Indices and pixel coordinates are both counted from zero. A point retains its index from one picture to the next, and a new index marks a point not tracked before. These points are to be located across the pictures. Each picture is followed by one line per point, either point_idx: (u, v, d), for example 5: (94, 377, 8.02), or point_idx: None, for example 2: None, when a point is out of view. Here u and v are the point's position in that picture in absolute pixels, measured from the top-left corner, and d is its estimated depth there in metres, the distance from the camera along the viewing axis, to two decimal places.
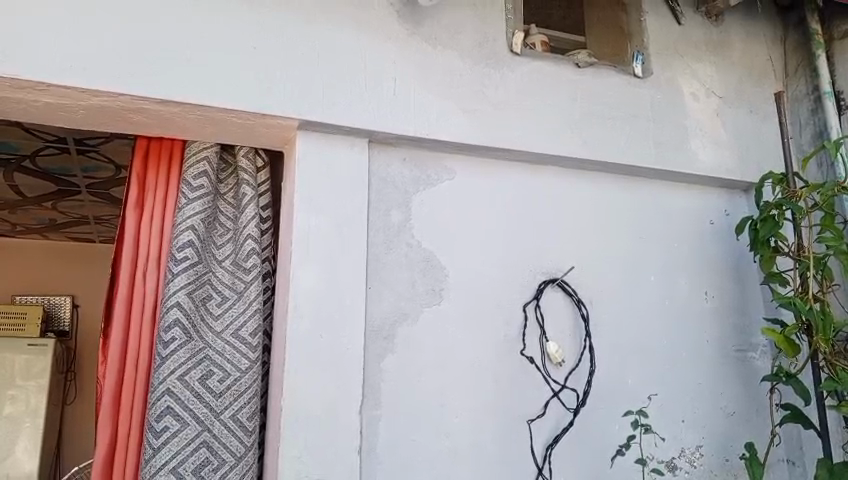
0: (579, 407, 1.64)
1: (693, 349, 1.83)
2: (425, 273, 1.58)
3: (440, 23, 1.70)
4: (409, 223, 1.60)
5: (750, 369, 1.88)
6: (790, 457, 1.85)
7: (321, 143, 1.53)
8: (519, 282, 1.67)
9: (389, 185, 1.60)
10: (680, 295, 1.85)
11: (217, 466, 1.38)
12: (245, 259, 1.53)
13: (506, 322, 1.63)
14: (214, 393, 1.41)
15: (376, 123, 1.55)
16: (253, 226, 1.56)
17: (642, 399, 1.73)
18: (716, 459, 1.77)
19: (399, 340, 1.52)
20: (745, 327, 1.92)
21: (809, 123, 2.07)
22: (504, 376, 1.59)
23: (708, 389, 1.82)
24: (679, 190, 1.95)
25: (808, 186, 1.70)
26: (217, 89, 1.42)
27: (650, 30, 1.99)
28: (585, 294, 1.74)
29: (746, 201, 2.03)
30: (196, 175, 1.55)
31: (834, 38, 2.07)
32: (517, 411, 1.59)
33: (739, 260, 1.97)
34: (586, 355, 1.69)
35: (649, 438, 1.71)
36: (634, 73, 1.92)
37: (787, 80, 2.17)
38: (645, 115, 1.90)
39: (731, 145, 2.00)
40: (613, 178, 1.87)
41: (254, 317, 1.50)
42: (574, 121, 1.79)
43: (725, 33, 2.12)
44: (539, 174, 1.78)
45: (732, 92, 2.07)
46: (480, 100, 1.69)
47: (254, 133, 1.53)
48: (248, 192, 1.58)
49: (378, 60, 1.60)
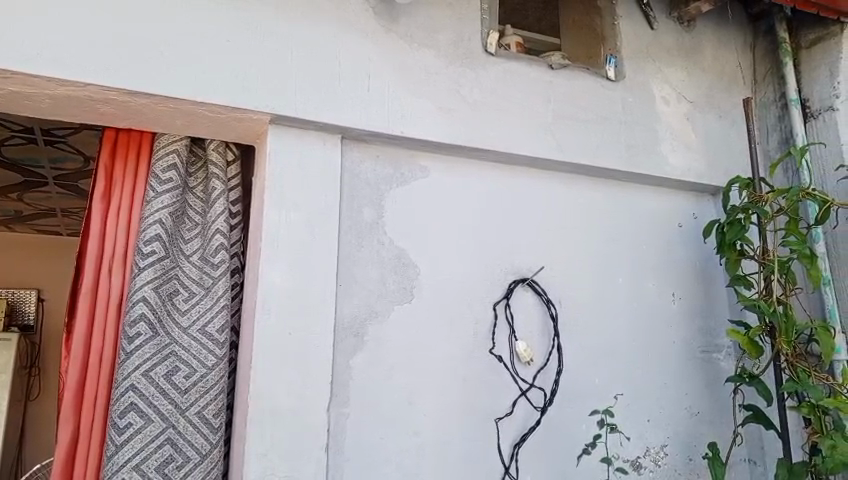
0: (547, 406, 1.65)
1: (659, 350, 1.85)
2: (396, 271, 1.58)
3: (416, 21, 1.70)
4: (381, 221, 1.59)
5: (714, 369, 1.92)
6: (751, 457, 1.90)
7: (293, 139, 1.52)
8: (490, 282, 1.68)
9: (362, 182, 1.59)
10: (649, 297, 1.88)
11: (181, 464, 1.36)
12: (213, 254, 1.51)
13: (476, 321, 1.64)
14: (180, 389, 1.39)
15: (349, 120, 1.54)
16: (222, 221, 1.54)
17: (608, 399, 1.75)
18: (680, 458, 1.80)
19: (369, 338, 1.51)
20: (710, 329, 1.95)
21: (776, 129, 2.13)
22: (473, 375, 1.60)
23: (674, 390, 1.84)
24: (649, 193, 1.97)
25: (774, 191, 1.73)
26: (189, 82, 1.40)
27: (624, 35, 2.00)
28: (556, 294, 1.75)
29: (714, 205, 2.06)
30: (165, 168, 1.52)
31: (801, 47, 2.11)
32: (486, 410, 1.59)
33: (705, 263, 2.00)
34: (554, 355, 1.70)
35: (615, 437, 1.73)
36: (607, 76, 1.94)
37: (757, 86, 2.21)
38: (617, 118, 1.92)
39: (701, 150, 2.03)
40: (585, 180, 1.88)
41: (222, 313, 1.48)
42: (548, 122, 1.80)
43: (697, 39, 2.15)
44: (512, 174, 1.79)
45: (703, 97, 2.10)
46: (454, 100, 1.69)
47: (225, 127, 1.51)
48: (218, 187, 1.57)
49: (353, 57, 1.59)
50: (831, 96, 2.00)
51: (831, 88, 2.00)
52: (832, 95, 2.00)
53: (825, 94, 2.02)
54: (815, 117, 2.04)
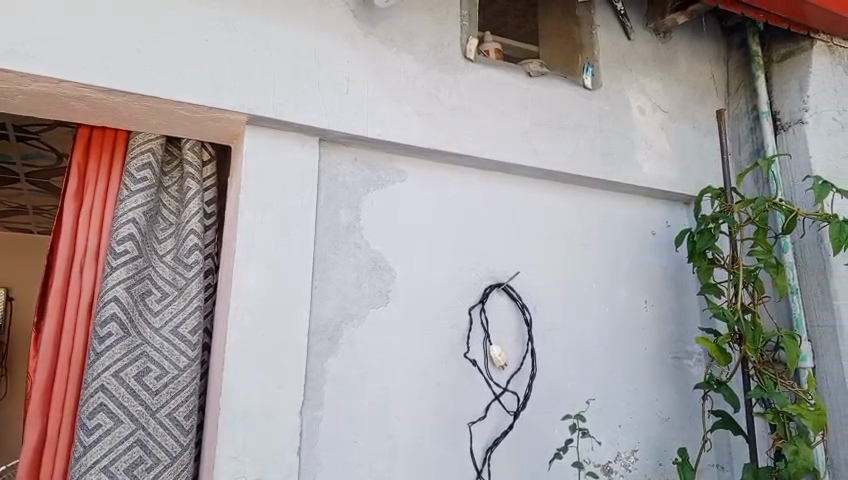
0: (520, 410, 1.67)
1: (631, 356, 1.87)
2: (372, 274, 1.58)
3: (396, 25, 1.70)
4: (358, 224, 1.59)
5: (684, 376, 1.95)
6: (719, 462, 1.93)
7: (270, 140, 1.51)
8: (465, 286, 1.69)
9: (339, 184, 1.59)
10: (621, 303, 1.90)
11: (151, 466, 1.34)
12: (187, 255, 1.50)
13: (451, 325, 1.64)
14: (151, 390, 1.38)
15: (327, 122, 1.54)
16: (196, 221, 1.53)
17: (580, 403, 1.76)
18: (650, 463, 1.82)
19: (343, 341, 1.50)
20: (681, 336, 1.98)
21: (747, 141, 2.17)
22: (447, 379, 1.60)
23: (645, 395, 1.87)
24: (624, 201, 2.00)
25: (743, 201, 1.76)
26: (166, 81, 1.39)
27: (601, 43, 2.03)
28: (530, 299, 1.77)
29: (686, 213, 2.10)
30: (139, 167, 1.51)
31: (773, 60, 2.16)
32: (460, 413, 1.60)
33: (677, 270, 2.03)
34: (528, 359, 1.72)
35: (586, 442, 1.74)
36: (583, 85, 1.96)
37: (730, 98, 2.26)
38: (593, 126, 1.94)
39: (674, 160, 2.06)
40: (560, 186, 1.90)
41: (195, 314, 1.47)
42: (525, 129, 1.82)
43: (672, 50, 2.18)
44: (489, 180, 1.80)
45: (677, 107, 2.13)
46: (433, 105, 1.70)
47: (200, 126, 1.50)
48: (193, 187, 1.56)
49: (332, 60, 1.59)
50: (801, 109, 2.05)
51: (801, 102, 2.05)
52: (801, 108, 2.04)
53: (795, 106, 2.06)
54: (785, 129, 2.08)
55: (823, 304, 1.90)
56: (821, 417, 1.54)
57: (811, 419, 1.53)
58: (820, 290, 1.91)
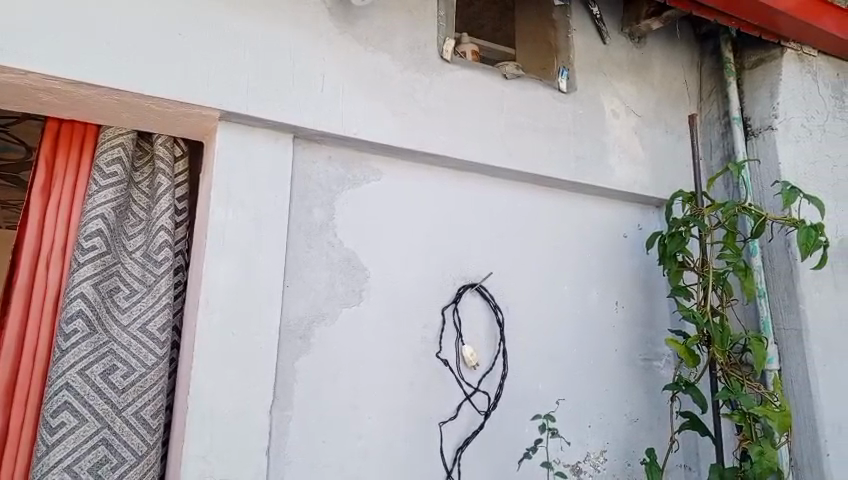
0: (490, 410, 1.67)
1: (602, 357, 1.89)
2: (345, 273, 1.57)
3: (372, 23, 1.70)
4: (331, 222, 1.58)
5: (653, 377, 1.97)
6: (686, 462, 1.95)
7: (243, 137, 1.50)
8: (439, 287, 1.69)
9: (313, 182, 1.58)
10: (593, 305, 1.92)
11: (116, 465, 1.32)
12: (157, 251, 1.48)
13: (424, 325, 1.64)
14: (117, 388, 1.36)
15: (302, 119, 1.53)
16: (167, 218, 1.51)
17: (550, 403, 1.77)
18: (619, 463, 1.84)
19: (314, 340, 1.49)
20: (651, 338, 2.00)
21: (719, 145, 2.20)
22: (419, 378, 1.60)
23: (615, 396, 1.89)
24: (597, 203, 2.02)
25: (713, 205, 1.79)
26: (137, 75, 1.37)
27: (576, 47, 2.05)
28: (502, 299, 1.77)
29: (658, 217, 2.12)
30: (109, 161, 1.49)
31: (744, 67, 2.20)
32: (430, 413, 1.60)
33: (648, 273, 2.05)
34: (499, 360, 1.73)
35: (556, 441, 1.75)
36: (559, 88, 1.97)
37: (702, 104, 2.29)
38: (568, 129, 1.95)
39: (647, 163, 2.08)
40: (534, 188, 1.91)
41: (164, 311, 1.45)
42: (500, 131, 1.83)
43: (646, 55, 2.21)
44: (463, 181, 1.80)
45: (651, 112, 2.16)
46: (408, 104, 1.70)
47: (171, 122, 1.49)
48: (164, 183, 1.53)
49: (307, 57, 1.58)
50: (771, 115, 2.08)
51: (771, 108, 2.09)
52: (771, 115, 2.08)
53: (765, 113, 2.10)
54: (755, 135, 2.12)
55: (789, 308, 1.94)
56: (785, 418, 1.57)
57: (776, 420, 1.56)
58: (787, 294, 1.95)
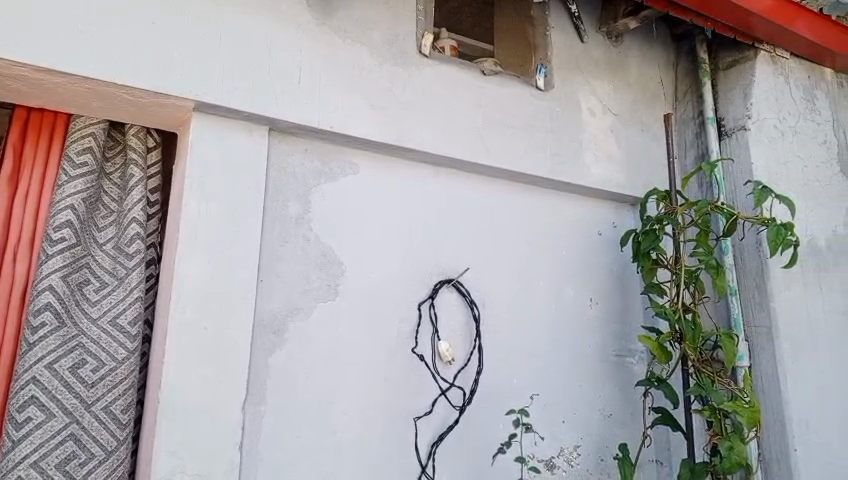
0: (465, 405, 1.68)
1: (576, 353, 1.91)
2: (320, 268, 1.55)
3: (351, 16, 1.69)
4: (307, 217, 1.56)
5: (626, 373, 1.99)
6: (658, 458, 1.98)
7: (218, 129, 1.48)
8: (415, 282, 1.69)
9: (289, 176, 1.56)
10: (568, 301, 1.93)
11: (84, 461, 1.30)
12: (128, 244, 1.45)
13: (399, 320, 1.64)
14: (86, 383, 1.33)
15: (278, 112, 1.52)
16: (139, 210, 1.49)
17: (524, 399, 1.78)
18: (592, 458, 1.86)
19: (289, 335, 1.48)
20: (624, 334, 2.02)
21: (693, 145, 2.23)
22: (394, 374, 1.60)
23: (588, 392, 1.90)
24: (573, 200, 2.03)
25: (687, 204, 1.81)
26: (109, 64, 1.34)
27: (554, 44, 2.05)
28: (478, 295, 1.78)
29: (632, 215, 2.15)
30: (79, 151, 1.45)
31: (719, 68, 2.22)
32: (405, 409, 1.59)
33: (622, 270, 2.07)
34: (475, 355, 1.73)
35: (530, 437, 1.76)
36: (536, 85, 1.98)
37: (677, 103, 2.31)
38: (545, 126, 1.96)
39: (622, 162, 2.10)
40: (511, 184, 1.92)
41: (135, 305, 1.42)
42: (477, 127, 1.82)
43: (623, 53, 2.22)
44: (439, 176, 1.80)
45: (626, 110, 2.18)
46: (386, 99, 1.69)
47: (144, 112, 1.46)
48: (136, 174, 1.50)
49: (284, 49, 1.56)
50: (744, 116, 2.11)
51: (744, 109, 2.12)
52: (744, 116, 2.11)
53: (738, 114, 2.13)
54: (729, 135, 2.14)
55: (760, 306, 1.97)
56: (755, 413, 1.60)
57: (746, 416, 1.59)
58: (757, 292, 1.98)
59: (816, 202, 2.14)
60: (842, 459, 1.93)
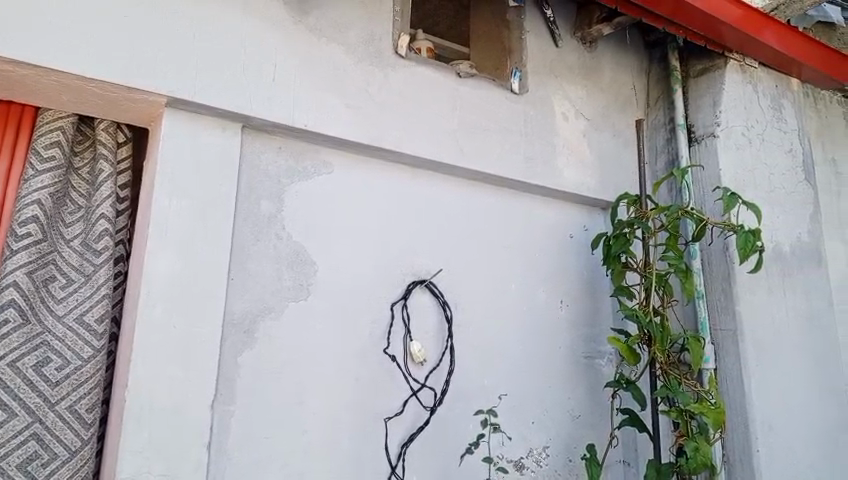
0: (436, 406, 1.68)
1: (546, 355, 1.92)
2: (292, 267, 1.54)
3: (327, 15, 1.68)
4: (280, 215, 1.55)
5: (595, 374, 2.01)
6: (626, 459, 2.00)
7: (190, 124, 1.46)
8: (387, 282, 1.69)
9: (262, 174, 1.55)
10: (539, 303, 1.95)
11: (47, 461, 1.27)
12: (96, 240, 1.43)
13: (372, 320, 1.63)
14: (50, 381, 1.31)
15: (251, 108, 1.50)
16: (108, 206, 1.46)
17: (493, 399, 1.79)
18: (560, 459, 1.87)
19: (259, 335, 1.47)
20: (594, 336, 2.05)
21: (663, 150, 2.26)
22: (365, 374, 1.59)
23: (558, 393, 1.92)
24: (545, 203, 2.05)
25: (657, 208, 1.84)
26: (80, 57, 1.32)
27: (529, 48, 2.07)
28: (451, 296, 1.79)
29: (603, 219, 2.17)
30: (47, 145, 1.43)
31: (690, 75, 2.26)
32: (376, 410, 1.59)
33: (592, 273, 2.10)
34: (446, 356, 1.74)
35: (498, 437, 1.77)
36: (511, 88, 1.99)
37: (649, 109, 2.35)
38: (519, 129, 1.97)
39: (594, 166, 2.12)
40: (485, 186, 1.93)
41: (102, 302, 1.40)
42: (452, 129, 1.83)
43: (597, 59, 2.25)
44: (414, 177, 1.80)
45: (599, 115, 2.20)
46: (361, 98, 1.69)
47: (115, 106, 1.44)
48: (106, 169, 1.48)
49: (258, 46, 1.55)
50: (713, 123, 2.15)
51: (714, 116, 2.16)
52: (714, 123, 2.15)
53: (708, 121, 2.17)
54: (698, 142, 2.18)
55: (726, 310, 2.01)
56: (720, 415, 1.63)
57: (710, 417, 1.62)
58: (724, 296, 2.02)
59: (781, 209, 2.19)
60: (803, 460, 1.98)
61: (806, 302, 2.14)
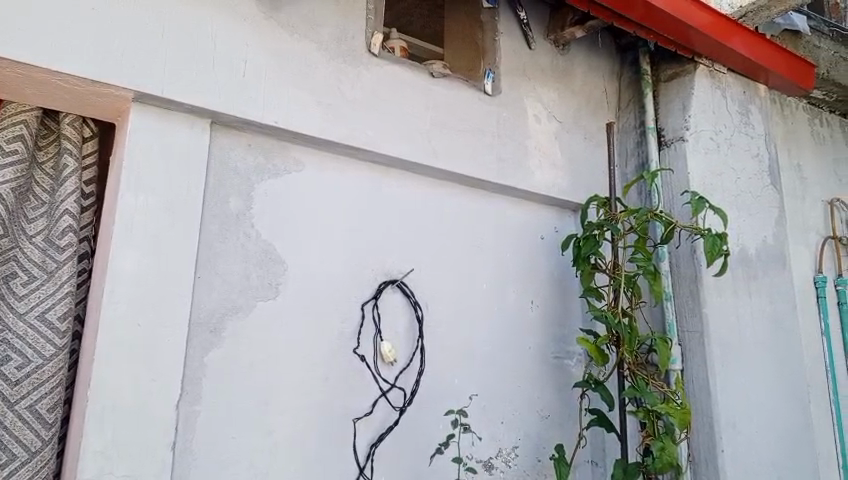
0: (405, 406, 1.68)
1: (516, 355, 1.93)
2: (261, 265, 1.53)
3: (299, 11, 1.66)
4: (249, 213, 1.54)
5: (564, 375, 2.03)
6: (594, 458, 2.02)
7: (158, 120, 1.44)
8: (358, 282, 1.68)
9: (231, 171, 1.53)
10: (509, 303, 1.96)
11: (5, 462, 1.24)
12: (60, 236, 1.40)
13: (342, 320, 1.62)
14: (9, 380, 1.28)
15: (220, 104, 1.49)
16: (72, 202, 1.43)
17: (462, 398, 1.79)
18: (529, 459, 1.88)
19: (226, 334, 1.45)
20: (563, 337, 2.06)
21: (633, 154, 2.29)
22: (334, 374, 1.58)
23: (527, 393, 1.93)
24: (516, 205, 2.05)
25: (627, 210, 1.86)
26: (44, 49, 1.29)
27: (503, 49, 2.07)
28: (422, 296, 1.78)
29: (574, 220, 2.19)
30: (10, 139, 1.39)
31: (660, 80, 2.29)
32: (345, 410, 1.58)
33: (563, 274, 2.11)
34: (417, 356, 1.74)
35: (467, 437, 1.77)
36: (484, 89, 1.99)
37: (620, 113, 2.37)
38: (491, 131, 1.98)
39: (565, 168, 2.14)
40: (457, 187, 1.93)
41: (65, 299, 1.37)
42: (424, 128, 1.83)
43: (569, 61, 2.27)
44: (386, 176, 1.80)
45: (571, 118, 2.22)
46: (333, 96, 1.68)
47: (80, 100, 1.41)
48: (70, 164, 1.45)
49: (228, 41, 1.53)
50: (683, 127, 2.18)
51: (683, 121, 2.19)
52: (683, 127, 2.18)
53: (677, 125, 2.20)
54: (668, 145, 2.21)
55: (692, 311, 2.04)
56: (686, 415, 1.66)
57: (677, 417, 1.64)
58: (691, 297, 2.05)
59: (747, 212, 2.23)
60: (766, 459, 2.01)
61: (770, 304, 2.18)
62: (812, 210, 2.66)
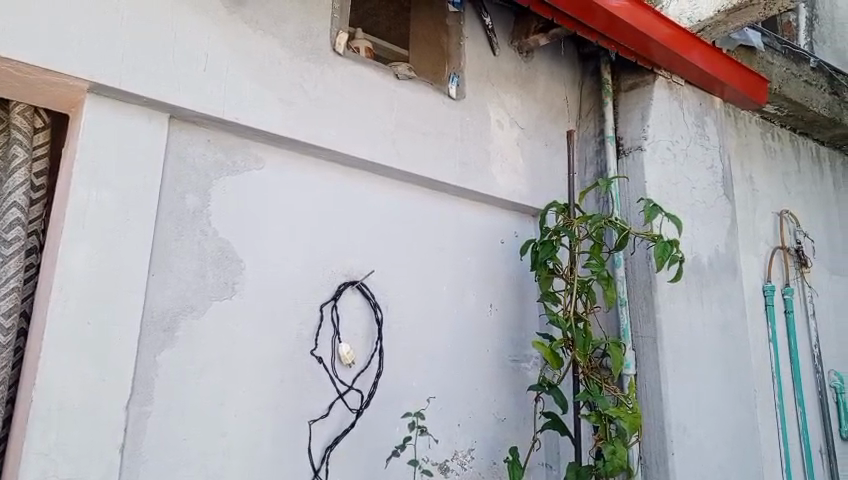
0: (363, 408, 1.67)
1: (474, 358, 1.94)
2: (217, 264, 1.50)
3: (264, 7, 1.64)
4: (206, 211, 1.51)
5: (520, 378, 2.05)
6: (548, 461, 2.04)
7: (113, 112, 1.40)
8: (317, 282, 1.66)
9: (189, 167, 1.50)
10: (468, 307, 1.96)
11: None
12: (7, 230, 1.35)
13: (300, 321, 1.61)
14: None
15: (180, 98, 1.46)
16: (21, 194, 1.39)
17: (420, 401, 1.79)
18: (485, 461, 1.89)
19: (180, 333, 1.42)
20: (520, 340, 2.08)
21: (593, 162, 2.33)
22: (291, 375, 1.57)
23: (483, 395, 1.94)
24: (477, 209, 2.07)
25: (583, 217, 1.89)
26: None
27: (468, 54, 2.08)
28: (382, 298, 1.78)
29: (533, 226, 2.21)
30: None
31: (620, 89, 2.34)
32: (300, 412, 1.56)
33: (521, 279, 2.13)
34: (375, 358, 1.73)
35: (424, 439, 1.77)
36: (448, 93, 2.00)
37: (580, 121, 2.41)
38: (454, 135, 1.99)
39: (525, 174, 2.16)
40: (418, 189, 1.93)
41: (11, 295, 1.33)
42: (387, 130, 1.83)
43: (533, 68, 2.29)
44: (347, 177, 1.78)
45: (533, 124, 2.24)
46: (296, 94, 1.66)
47: (32, 89, 1.37)
48: (20, 155, 1.40)
49: (190, 34, 1.50)
50: (641, 137, 2.23)
51: (641, 131, 2.24)
52: (642, 137, 2.22)
53: (636, 135, 2.24)
54: (626, 154, 2.25)
55: (646, 317, 2.08)
56: (635, 419, 1.70)
57: (627, 421, 1.69)
58: (645, 303, 2.09)
59: (701, 221, 2.29)
60: (714, 462, 2.06)
61: (721, 312, 2.24)
62: (762, 221, 2.74)
